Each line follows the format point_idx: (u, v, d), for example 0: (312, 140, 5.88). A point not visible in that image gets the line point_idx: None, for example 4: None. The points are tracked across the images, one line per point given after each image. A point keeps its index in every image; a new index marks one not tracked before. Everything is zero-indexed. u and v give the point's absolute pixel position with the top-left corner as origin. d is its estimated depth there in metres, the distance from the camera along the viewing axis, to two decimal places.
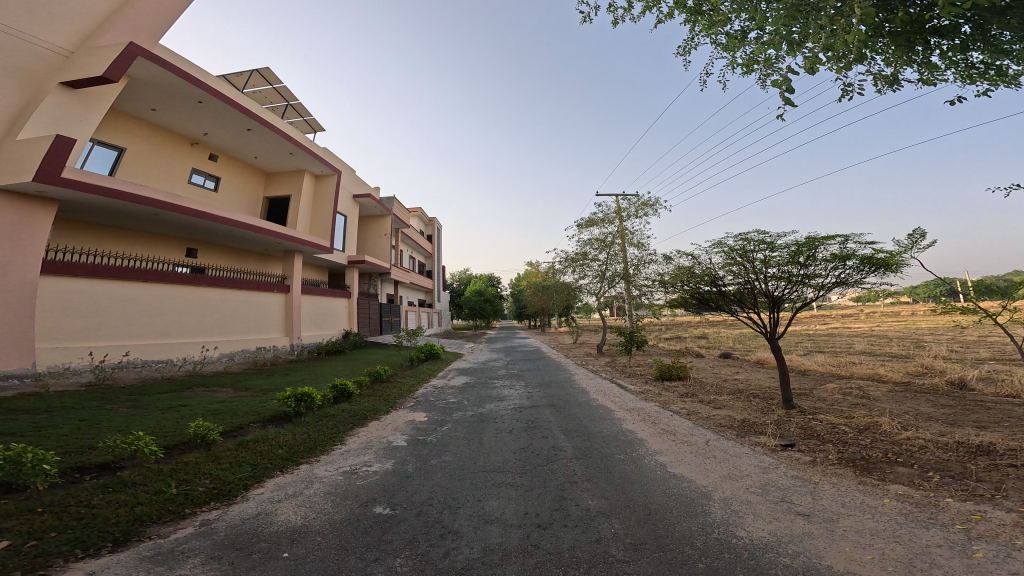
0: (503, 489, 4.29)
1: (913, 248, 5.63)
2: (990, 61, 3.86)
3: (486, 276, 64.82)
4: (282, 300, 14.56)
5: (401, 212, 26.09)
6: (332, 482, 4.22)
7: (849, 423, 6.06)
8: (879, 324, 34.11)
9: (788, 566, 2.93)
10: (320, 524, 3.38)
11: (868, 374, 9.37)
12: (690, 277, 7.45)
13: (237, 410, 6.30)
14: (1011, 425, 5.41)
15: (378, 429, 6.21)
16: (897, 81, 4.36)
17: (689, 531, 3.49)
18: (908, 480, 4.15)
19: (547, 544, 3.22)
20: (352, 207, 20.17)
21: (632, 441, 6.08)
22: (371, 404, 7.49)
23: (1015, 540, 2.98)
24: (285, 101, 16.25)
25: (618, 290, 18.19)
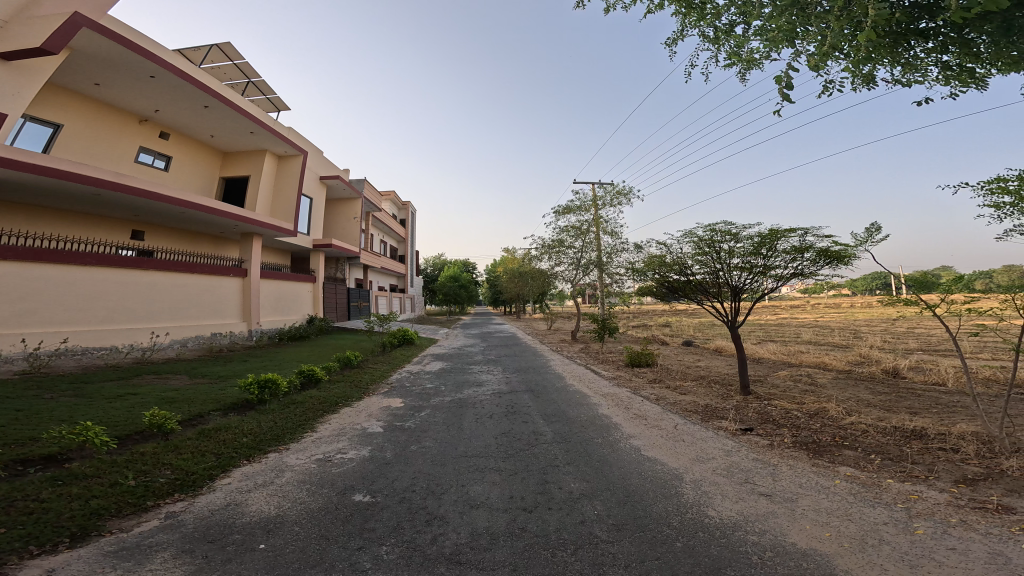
0: (487, 474, 4.36)
1: (867, 242, 5.82)
2: (964, 63, 3.91)
3: (462, 262, 64.59)
4: (240, 285, 14.24)
5: (374, 195, 25.67)
6: (305, 471, 4.20)
7: (800, 409, 6.32)
8: (838, 314, 35.57)
9: (757, 543, 3.07)
10: (296, 514, 3.38)
11: (816, 362, 9.79)
12: (661, 266, 7.56)
13: (195, 398, 6.18)
14: (939, 411, 5.78)
15: (351, 415, 6.19)
16: (874, 79, 4.36)
17: (665, 511, 3.62)
18: (854, 462, 4.39)
19: (534, 527, 3.31)
20: (319, 189, 19.73)
21: (607, 426, 6.23)
22: (341, 390, 7.42)
23: (953, 518, 3.16)
24: (249, 78, 15.67)
25: (592, 278, 18.40)
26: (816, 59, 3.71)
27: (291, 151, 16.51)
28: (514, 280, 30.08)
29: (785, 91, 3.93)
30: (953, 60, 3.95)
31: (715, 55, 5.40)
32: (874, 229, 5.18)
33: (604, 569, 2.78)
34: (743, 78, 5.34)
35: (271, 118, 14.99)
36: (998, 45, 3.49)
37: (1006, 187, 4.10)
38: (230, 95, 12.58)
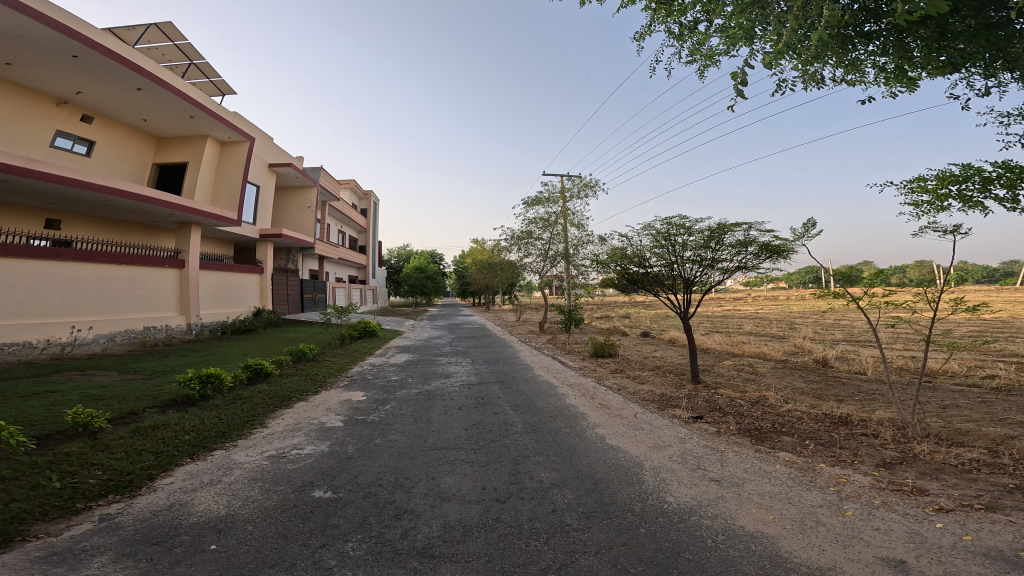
0: (458, 466, 4.35)
1: (805, 238, 6.08)
2: (901, 67, 4.10)
3: (429, 253, 64.00)
4: (177, 277, 13.74)
5: (331, 184, 25.05)
6: (256, 468, 4.08)
7: (742, 397, 6.57)
8: (787, 305, 37.23)
9: (710, 527, 3.19)
10: (249, 513, 3.28)
11: (756, 352, 10.21)
12: (622, 258, 7.66)
13: (127, 395, 5.92)
14: (862, 398, 6.14)
15: (306, 410, 6.06)
16: (820, 78, 4.50)
17: (629, 498, 3.71)
18: (792, 447, 4.59)
19: (507, 517, 3.34)
20: (267, 176, 19.09)
21: (574, 415, 6.32)
22: (294, 385, 7.24)
23: (876, 499, 3.36)
24: (191, 60, 15.03)
25: (559, 270, 18.53)
26: (772, 58, 3.77)
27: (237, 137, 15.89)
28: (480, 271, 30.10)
29: (740, 87, 3.99)
30: (890, 62, 4.09)
31: (678, 51, 5.49)
32: (809, 224, 5.38)
33: (576, 556, 2.83)
34: (703, 75, 5.44)
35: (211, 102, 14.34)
36: (928, 50, 3.65)
37: (925, 187, 4.35)
38: (166, 77, 12.02)
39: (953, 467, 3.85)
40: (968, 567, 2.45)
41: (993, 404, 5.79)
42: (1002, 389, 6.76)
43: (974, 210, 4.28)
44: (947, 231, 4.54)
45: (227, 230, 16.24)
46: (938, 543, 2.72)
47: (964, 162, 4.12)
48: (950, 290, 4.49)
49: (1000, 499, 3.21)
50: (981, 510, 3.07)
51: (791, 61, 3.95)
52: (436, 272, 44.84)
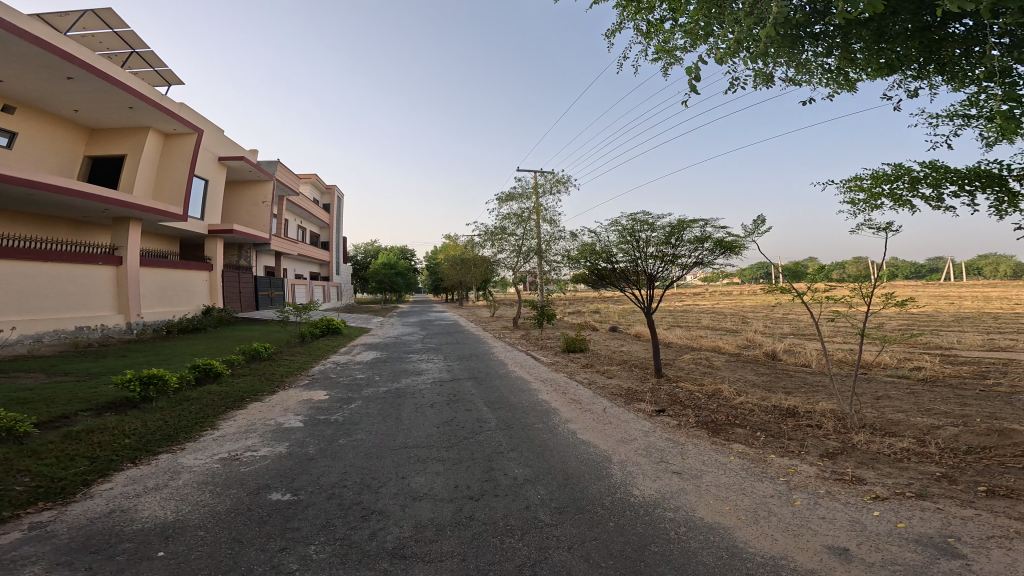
0: (430, 464, 4.30)
1: (754, 235, 6.27)
2: (844, 70, 4.24)
3: (400, 249, 63.25)
4: (114, 275, 13.10)
5: (291, 178, 24.44)
6: (206, 471, 3.95)
7: (699, 390, 6.72)
8: (743, 300, 38.56)
9: (673, 519, 3.24)
10: (200, 517, 3.17)
11: (712, 346, 10.49)
12: (591, 254, 7.69)
13: (60, 398, 5.63)
14: (807, 390, 6.39)
15: (262, 411, 5.91)
16: (772, 79, 4.60)
17: (599, 492, 3.75)
18: (745, 439, 4.72)
19: (481, 515, 3.32)
20: (217, 170, 18.47)
21: (546, 411, 6.33)
22: (248, 385, 7.05)
23: (821, 489, 3.47)
24: (132, 48, 14.42)
25: (532, 266, 18.53)
26: (726, 53, 3.82)
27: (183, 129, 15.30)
28: (452, 267, 29.97)
29: (694, 83, 4.04)
30: (834, 64, 4.21)
31: (645, 49, 5.52)
32: (758, 221, 5.51)
33: (550, 552, 2.83)
34: (667, 73, 5.46)
35: (152, 92, 13.76)
36: (870, 52, 3.76)
37: (860, 186, 4.58)
38: (101, 66, 11.50)
39: (886, 456, 4.02)
40: (903, 554, 2.55)
41: (921, 394, 6.12)
42: (928, 380, 7.19)
43: (903, 209, 4.52)
44: (879, 228, 4.82)
45: (167, 225, 15.64)
46: (876, 530, 2.83)
47: (894, 162, 4.39)
48: (881, 285, 4.71)
49: (928, 487, 3.36)
50: (913, 498, 3.21)
51: (744, 57, 3.99)
52: (407, 267, 44.37)
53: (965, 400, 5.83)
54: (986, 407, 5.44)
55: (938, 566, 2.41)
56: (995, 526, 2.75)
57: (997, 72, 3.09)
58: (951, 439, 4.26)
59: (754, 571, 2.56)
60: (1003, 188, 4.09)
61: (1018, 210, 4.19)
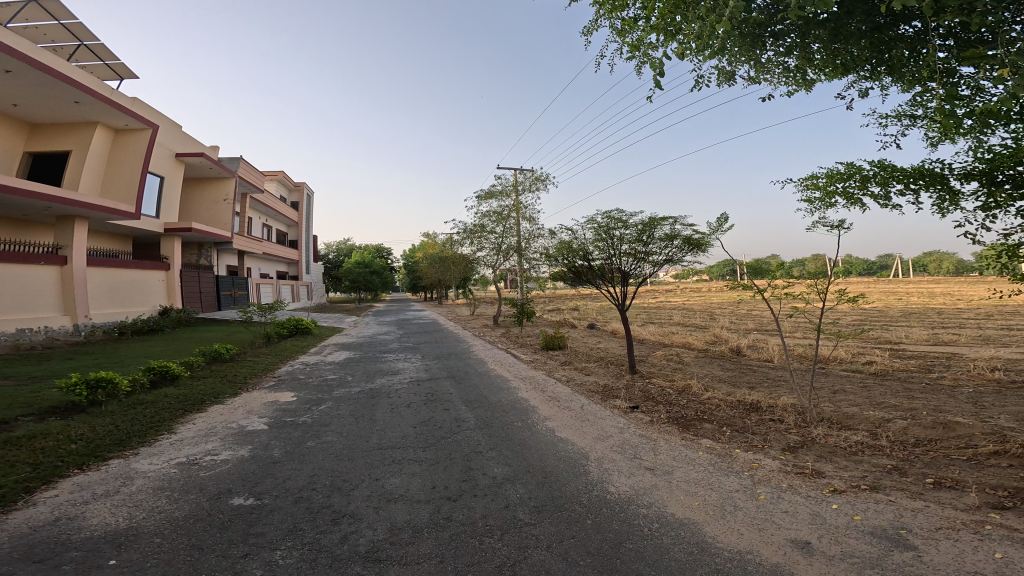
0: (405, 466, 4.23)
1: (720, 233, 6.38)
2: (800, 69, 4.32)
3: (376, 249, 62.59)
4: (58, 275, 12.66)
5: (255, 176, 23.96)
6: (161, 477, 3.83)
7: (670, 386, 6.79)
8: (710, 297, 39.29)
9: (647, 516, 3.26)
10: (156, 524, 3.07)
11: (682, 342, 10.63)
12: (568, 252, 7.67)
13: (3, 404, 5.39)
14: (771, 385, 6.53)
15: (223, 414, 5.76)
16: (734, 77, 4.67)
17: (576, 490, 3.74)
18: (713, 434, 4.78)
19: (459, 516, 3.28)
20: (174, 167, 17.93)
21: (525, 409, 6.30)
22: (210, 388, 6.87)
23: (783, 482, 3.53)
24: (82, 41, 13.98)
25: (511, 264, 18.50)
26: (689, 49, 3.86)
27: (136, 125, 14.82)
28: (430, 265, 29.77)
29: (659, 80, 4.02)
30: (793, 63, 4.27)
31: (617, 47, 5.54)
32: (722, 219, 5.58)
33: (529, 551, 2.81)
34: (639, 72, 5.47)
35: (101, 86, 13.29)
36: (826, 53, 3.82)
37: (816, 184, 4.69)
38: (44, 59, 11.06)
39: (842, 449, 4.11)
40: (859, 546, 2.60)
41: (873, 388, 6.32)
42: (879, 373, 7.42)
43: (855, 207, 4.63)
44: (833, 226, 4.92)
45: (125, 224, 15.23)
46: (835, 523, 2.89)
47: (847, 161, 4.49)
48: (835, 282, 4.77)
49: (881, 479, 3.45)
50: (867, 490, 3.29)
51: (705, 55, 4.02)
52: (383, 266, 43.87)
53: (912, 393, 6.03)
54: (932, 400, 5.63)
55: (892, 558, 2.46)
56: (943, 518, 2.82)
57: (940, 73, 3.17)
58: (901, 432, 4.39)
59: (721, 567, 2.58)
60: (945, 187, 4.19)
61: (958, 208, 4.29)
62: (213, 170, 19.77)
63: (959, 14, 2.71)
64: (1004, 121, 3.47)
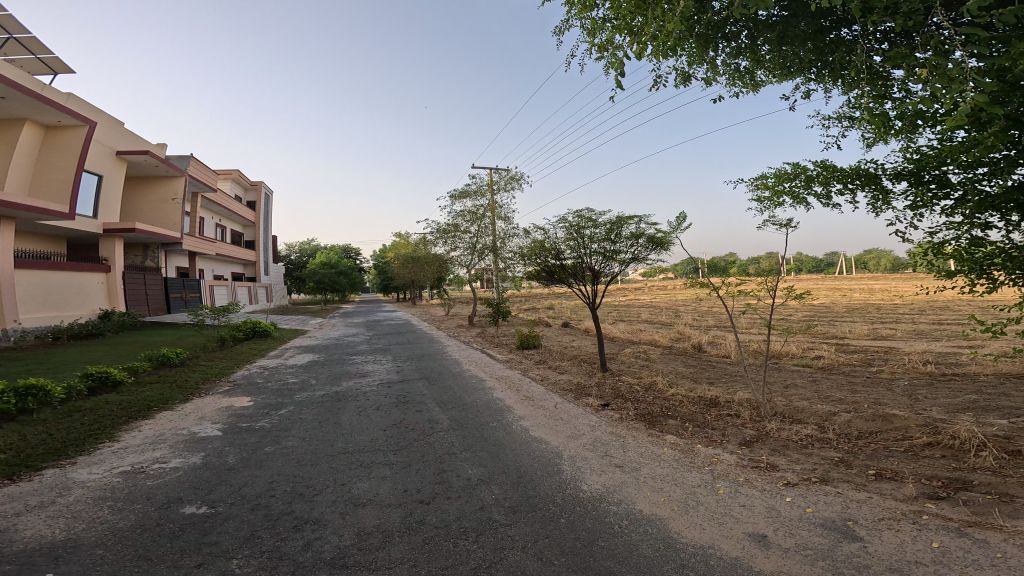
0: (374, 469, 4.15)
1: (682, 232, 6.48)
2: (748, 70, 4.42)
3: (343, 249, 61.63)
4: None
5: (206, 174, 23.23)
6: (103, 486, 3.67)
7: (638, 382, 6.88)
8: (675, 294, 40.06)
9: (617, 513, 3.26)
10: (97, 535, 2.93)
11: (649, 339, 10.77)
12: (541, 251, 7.64)
13: None
14: (731, 380, 6.67)
15: (172, 420, 5.57)
16: (688, 77, 4.74)
17: (551, 489, 3.73)
18: (677, 430, 4.83)
19: (432, 519, 3.23)
20: (114, 165, 17.25)
21: (501, 409, 6.27)
22: (158, 394, 6.64)
23: (740, 476, 3.59)
24: (10, 34, 13.42)
25: (487, 263, 18.45)
26: (646, 50, 3.93)
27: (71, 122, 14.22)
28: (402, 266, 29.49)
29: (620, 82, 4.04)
30: (743, 64, 4.36)
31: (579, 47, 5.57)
32: (681, 217, 5.68)
33: (505, 553, 2.78)
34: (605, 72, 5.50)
35: (31, 80, 12.73)
36: (776, 54, 3.91)
37: (765, 184, 4.81)
38: None
39: (794, 442, 4.21)
40: (812, 538, 2.65)
41: (821, 382, 6.54)
42: (825, 367, 7.68)
43: (800, 206, 4.76)
44: (781, 224, 5.05)
45: (52, 224, 14.50)
46: (789, 516, 2.94)
47: (792, 161, 4.62)
48: (784, 279, 4.91)
49: (829, 471, 3.54)
50: (818, 483, 3.37)
51: (662, 54, 4.06)
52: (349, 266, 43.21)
53: (855, 386, 6.24)
54: (872, 393, 5.84)
55: (842, 549, 2.52)
56: (884, 508, 2.91)
57: (869, 78, 3.31)
58: (844, 425, 4.53)
59: (687, 562, 2.59)
60: (878, 186, 4.32)
61: (890, 208, 4.45)
62: (160, 168, 19.09)
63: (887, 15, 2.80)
64: (928, 124, 3.61)
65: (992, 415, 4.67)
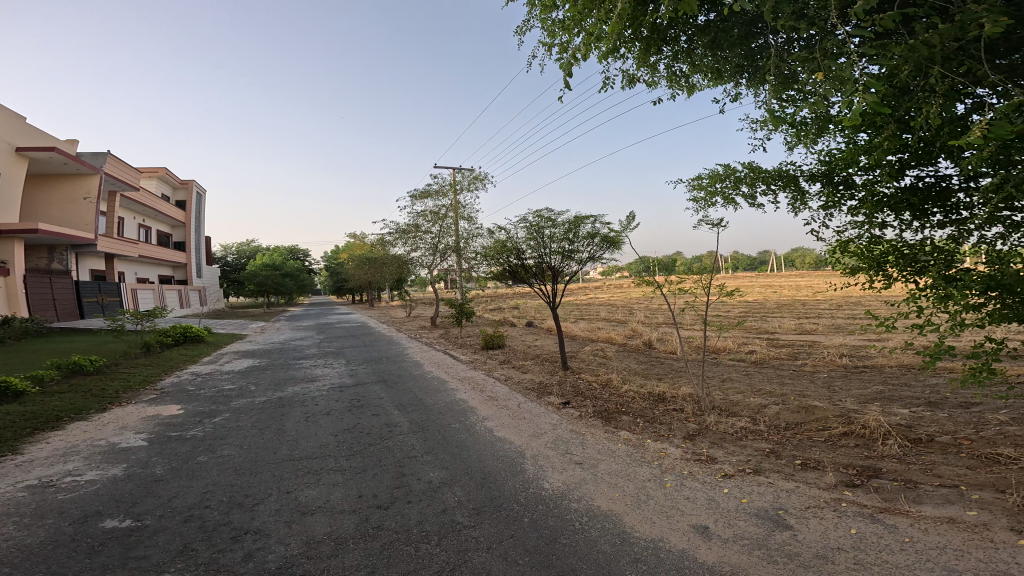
0: (325, 476, 4.05)
1: (633, 231, 6.63)
2: (685, 73, 4.54)
3: (288, 250, 59.75)
4: None
5: (121, 172, 22.11)
6: (6, 502, 3.45)
7: (595, 380, 6.97)
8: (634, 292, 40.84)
9: (577, 510, 3.28)
10: (4, 554, 2.75)
11: (607, 337, 10.94)
12: (501, 250, 7.62)
13: None
14: (677, 376, 6.87)
15: (89, 432, 5.28)
16: (632, 79, 4.84)
17: (515, 488, 3.73)
18: (631, 425, 4.92)
19: (391, 524, 3.18)
20: (18, 162, 16.18)
21: (463, 411, 6.23)
22: (74, 404, 6.30)
23: (685, 470, 3.69)
24: None
25: (450, 263, 18.31)
26: (582, 50, 3.99)
27: None
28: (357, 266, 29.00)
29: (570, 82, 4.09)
30: (683, 67, 4.48)
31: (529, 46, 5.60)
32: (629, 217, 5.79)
33: (469, 555, 2.76)
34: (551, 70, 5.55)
35: None
36: (713, 58, 4.03)
37: (700, 184, 4.95)
38: None
39: (730, 435, 4.36)
40: (748, 527, 2.75)
41: (754, 375, 6.82)
42: (757, 361, 8.02)
43: (733, 207, 4.92)
44: (713, 224, 5.23)
45: None
46: (727, 507, 3.03)
47: (724, 163, 4.77)
48: (717, 277, 5.09)
49: (762, 462, 3.68)
50: (752, 474, 3.49)
51: (602, 55, 4.14)
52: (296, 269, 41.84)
53: (783, 379, 6.54)
54: (797, 385, 6.15)
55: (775, 538, 2.61)
56: (810, 496, 3.05)
57: (785, 80, 3.44)
58: (774, 417, 4.73)
59: (639, 555, 2.63)
60: (797, 188, 4.51)
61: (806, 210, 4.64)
62: (68, 166, 18.05)
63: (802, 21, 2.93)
64: (836, 126, 3.80)
65: (895, 405, 4.98)
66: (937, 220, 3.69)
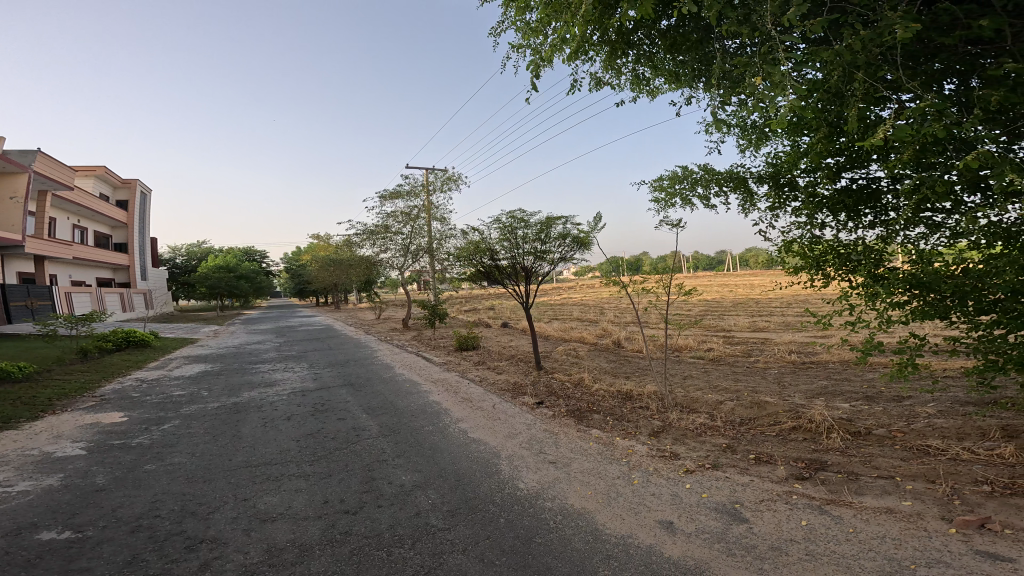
0: (286, 482, 3.98)
1: (602, 231, 6.70)
2: (644, 76, 4.61)
3: (245, 253, 58.29)
4: None
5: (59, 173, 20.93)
6: None
7: (568, 380, 7.01)
8: (607, 292, 41.40)
9: (552, 509, 3.30)
10: None
11: (579, 336, 11.05)
12: (474, 251, 7.58)
13: None
14: (644, 374, 6.98)
15: (22, 441, 5.04)
16: (596, 80, 4.88)
17: (490, 489, 3.72)
18: (602, 424, 4.97)
19: (359, 529, 3.14)
20: None
21: (437, 413, 6.19)
22: (5, 412, 6.02)
23: (650, 466, 3.74)
24: None
25: (422, 265, 18.20)
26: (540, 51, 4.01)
27: None
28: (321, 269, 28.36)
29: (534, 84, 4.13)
30: (642, 70, 4.55)
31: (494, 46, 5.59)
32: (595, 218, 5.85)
33: (444, 557, 2.74)
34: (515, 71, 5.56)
35: None
36: (673, 61, 4.10)
37: (660, 186, 5.05)
38: None
39: (691, 431, 4.44)
40: (707, 522, 2.81)
41: (712, 372, 6.95)
42: (716, 358, 8.18)
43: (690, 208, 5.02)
44: (674, 225, 5.34)
45: None
46: (689, 502, 3.09)
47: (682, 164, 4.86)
48: (676, 277, 5.15)
49: (720, 457, 3.76)
50: (711, 469, 3.57)
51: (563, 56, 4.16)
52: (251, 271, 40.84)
53: (739, 375, 6.73)
54: (751, 381, 6.34)
55: (733, 531, 2.67)
56: (765, 490, 3.13)
57: (733, 83, 3.52)
58: (729, 412, 4.85)
59: (611, 552, 2.65)
60: (747, 189, 4.63)
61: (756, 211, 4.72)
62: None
63: (744, 27, 3.01)
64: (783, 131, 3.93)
65: (840, 399, 5.14)
66: (868, 220, 3.84)
